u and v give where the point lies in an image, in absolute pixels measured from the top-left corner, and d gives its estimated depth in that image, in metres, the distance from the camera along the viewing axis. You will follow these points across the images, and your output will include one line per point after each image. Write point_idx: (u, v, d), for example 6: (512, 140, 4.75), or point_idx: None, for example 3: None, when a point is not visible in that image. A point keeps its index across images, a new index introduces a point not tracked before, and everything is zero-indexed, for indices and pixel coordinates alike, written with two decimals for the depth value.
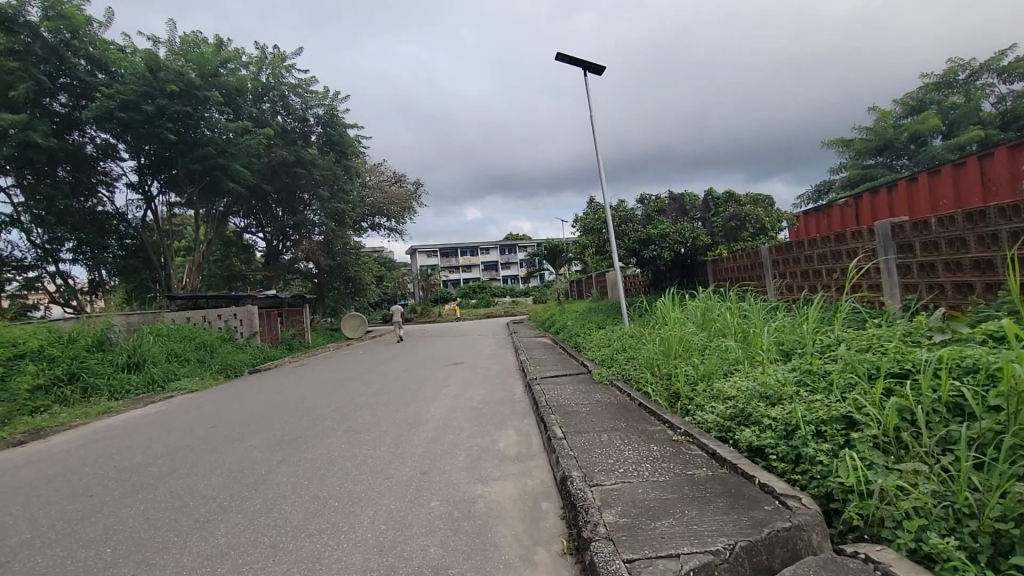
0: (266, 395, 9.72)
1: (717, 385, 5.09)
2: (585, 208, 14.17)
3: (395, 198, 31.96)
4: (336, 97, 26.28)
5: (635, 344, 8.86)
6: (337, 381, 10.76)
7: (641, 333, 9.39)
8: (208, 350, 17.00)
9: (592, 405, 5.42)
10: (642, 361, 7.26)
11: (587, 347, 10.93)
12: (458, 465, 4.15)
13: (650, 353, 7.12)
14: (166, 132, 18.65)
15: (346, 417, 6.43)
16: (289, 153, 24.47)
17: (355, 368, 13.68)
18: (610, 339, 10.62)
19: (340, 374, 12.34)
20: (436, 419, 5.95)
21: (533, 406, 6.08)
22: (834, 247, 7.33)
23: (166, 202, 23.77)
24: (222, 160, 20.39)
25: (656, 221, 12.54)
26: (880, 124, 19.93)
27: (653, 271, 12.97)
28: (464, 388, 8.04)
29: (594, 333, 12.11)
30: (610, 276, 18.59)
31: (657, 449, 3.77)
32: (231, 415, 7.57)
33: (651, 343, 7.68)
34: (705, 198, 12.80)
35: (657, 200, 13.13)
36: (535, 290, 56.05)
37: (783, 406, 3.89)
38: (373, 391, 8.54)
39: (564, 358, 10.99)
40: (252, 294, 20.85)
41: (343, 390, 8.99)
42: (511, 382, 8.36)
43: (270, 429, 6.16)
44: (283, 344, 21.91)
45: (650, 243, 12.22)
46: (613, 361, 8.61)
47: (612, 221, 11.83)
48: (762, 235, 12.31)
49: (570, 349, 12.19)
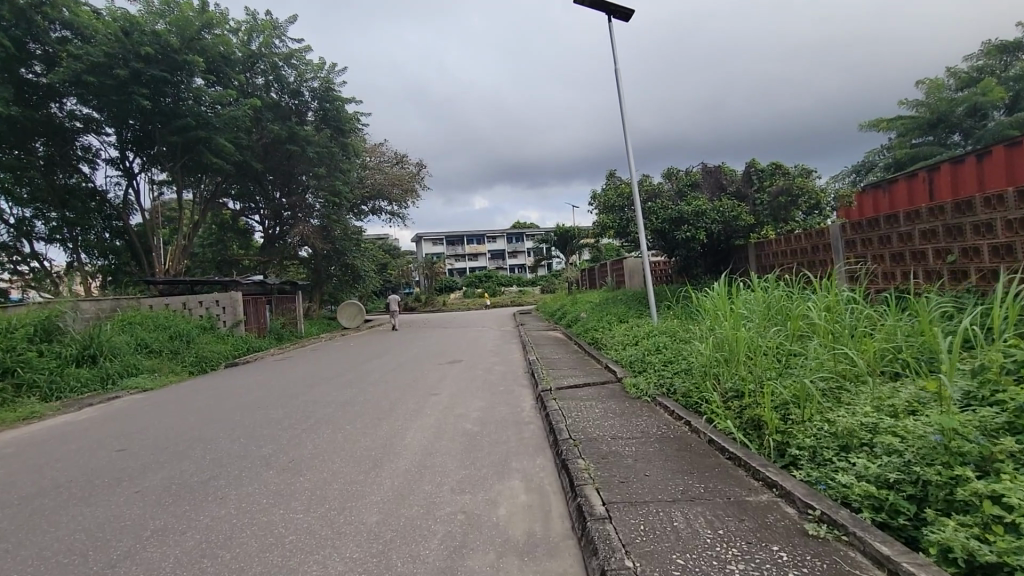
0: (222, 397, 8.03)
1: (838, 419, 3.33)
2: (603, 184, 12.35)
3: (397, 180, 30.15)
4: (332, 69, 24.49)
5: (675, 345, 7.07)
6: (313, 381, 9.09)
7: (680, 331, 7.62)
8: (183, 342, 15.41)
9: (635, 440, 3.67)
10: (694, 370, 5.47)
11: (608, 347, 9.14)
12: (428, 561, 2.48)
13: (704, 359, 5.34)
14: (139, 99, 16.90)
15: (294, 443, 4.73)
16: (281, 129, 22.80)
17: (340, 363, 12.04)
18: (637, 336, 8.83)
19: (320, 371, 10.70)
20: (412, 451, 4.25)
21: (549, 435, 4.32)
22: (946, 221, 5.54)
23: (148, 180, 22.20)
24: (204, 133, 18.68)
25: (689, 197, 10.73)
26: (933, 97, 17.81)
27: (683, 256, 11.20)
28: (459, 398, 6.35)
29: (616, 328, 10.33)
30: (632, 263, 16.75)
31: (792, 565, 2.02)
32: (159, 428, 5.90)
33: (700, 344, 5.90)
34: (747, 170, 10.95)
35: (690, 173, 11.30)
36: (543, 279, 54.12)
37: (1018, 481, 2.17)
38: (345, 398, 6.85)
39: (581, 357, 9.29)
40: (237, 279, 19.10)
41: (311, 396, 7.31)
42: (517, 390, 6.63)
43: (185, 460, 4.47)
44: (272, 335, 20.25)
45: (682, 223, 10.42)
46: (647, 367, 6.85)
47: (638, 197, 10.03)
48: (816, 213, 10.45)
49: (586, 346, 10.48)
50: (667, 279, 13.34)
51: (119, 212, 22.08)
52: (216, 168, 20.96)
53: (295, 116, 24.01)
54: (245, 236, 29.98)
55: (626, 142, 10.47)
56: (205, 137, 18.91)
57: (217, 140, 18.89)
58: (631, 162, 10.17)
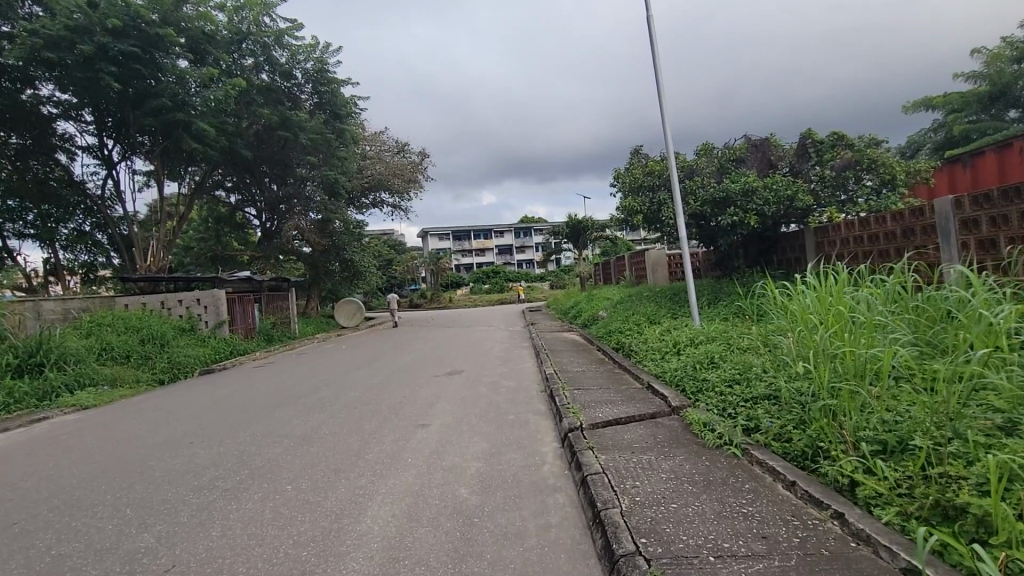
0: (162, 421, 6.42)
1: None
2: (627, 162, 10.67)
3: (398, 170, 28.45)
4: (326, 49, 22.86)
5: (745, 361, 5.36)
6: (280, 396, 7.45)
7: (749, 344, 5.89)
8: (156, 346, 13.86)
9: (763, 564, 2.01)
10: (798, 404, 3.78)
11: (641, 355, 7.43)
12: None
13: (817, 388, 3.64)
14: (108, 77, 15.20)
15: (196, 527, 3.08)
16: (273, 113, 21.29)
17: (324, 371, 10.42)
18: (678, 343, 7.13)
19: (295, 381, 9.03)
20: (364, 553, 2.59)
21: (592, 522, 2.65)
22: None
23: (128, 168, 20.60)
24: (181, 115, 17.08)
25: (733, 173, 9.02)
26: (994, 67, 15.79)
27: (726, 245, 9.48)
28: (454, 432, 4.68)
29: (647, 331, 8.61)
30: (657, 256, 14.99)
31: None
32: (42, 481, 4.30)
33: (797, 362, 4.18)
34: (802, 142, 9.19)
35: (732, 148, 9.58)
36: (553, 274, 52.19)
37: None
38: (303, 429, 5.19)
39: (610, 367, 7.61)
40: (221, 276, 17.47)
41: (265, 422, 5.68)
42: (532, 417, 4.96)
43: (13, 560, 2.86)
44: (262, 336, 18.56)
45: (727, 204, 8.71)
46: (707, 387, 5.17)
47: (675, 171, 8.26)
48: (889, 191, 8.69)
49: (612, 352, 8.78)
50: (704, 273, 11.59)
51: (97, 204, 20.04)
52: (201, 155, 19.39)
53: (288, 102, 22.48)
54: (240, 231, 28.47)
55: (660, 108, 8.80)
56: (183, 120, 17.31)
57: (196, 123, 17.31)
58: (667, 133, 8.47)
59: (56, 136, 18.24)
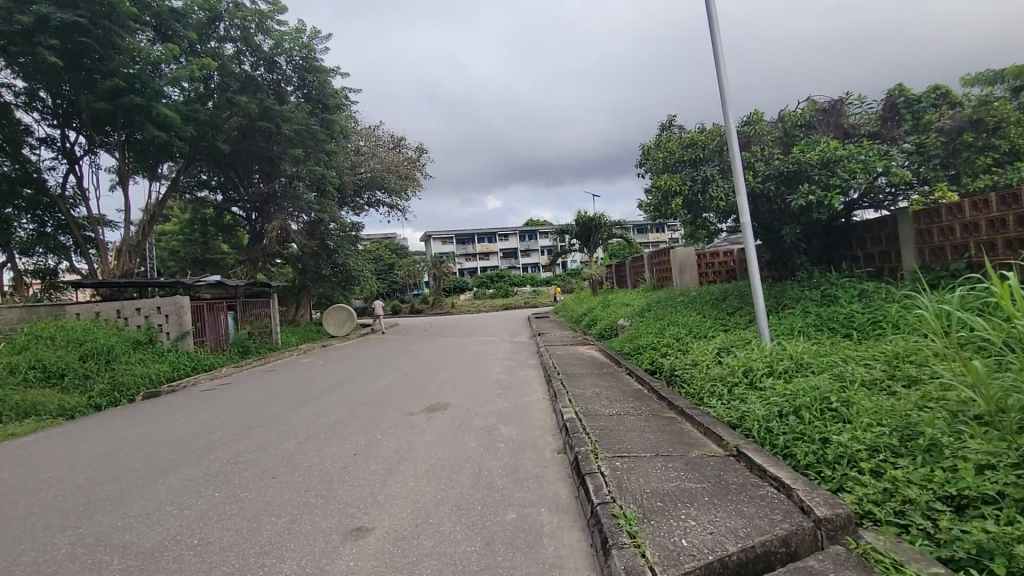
0: (3, 488, 4.38)
1: None
2: (657, 136, 8.62)
3: (393, 166, 26.42)
4: (315, 35, 20.71)
5: (906, 414, 3.34)
6: (191, 443, 5.35)
7: (895, 389, 3.85)
8: (100, 364, 11.76)
9: None
10: None
11: (694, 386, 5.33)
12: None
13: None
14: (46, 51, 13.53)
15: None
16: (251, 103, 19.21)
17: (281, 396, 8.35)
18: (751, 368, 5.06)
19: (232, 414, 6.98)
20: None
21: None
22: None
23: (92, 164, 18.74)
24: (140, 99, 15.25)
25: (804, 140, 6.91)
26: None
27: (792, 235, 7.37)
28: (406, 556, 2.57)
29: (693, 350, 6.45)
30: (685, 254, 12.91)
31: None
32: None
33: None
34: (893, 100, 7.03)
35: (798, 111, 7.44)
36: (560, 278, 49.86)
37: None
38: (161, 534, 3.09)
39: (646, 394, 5.52)
40: (187, 281, 15.36)
41: (129, 507, 3.62)
42: (550, 518, 2.85)
43: None
44: (235, 348, 16.51)
45: (800, 181, 6.63)
46: (844, 459, 3.10)
47: (734, 132, 6.07)
48: (1015, 161, 6.56)
49: (644, 374, 6.70)
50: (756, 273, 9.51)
51: (58, 202, 18.12)
52: (169, 145, 17.62)
53: (273, 94, 20.45)
54: (226, 233, 26.53)
55: (716, 60, 6.78)
56: (143, 105, 15.49)
57: (157, 108, 15.43)
58: (724, 88, 6.42)
59: (12, 125, 16.37)
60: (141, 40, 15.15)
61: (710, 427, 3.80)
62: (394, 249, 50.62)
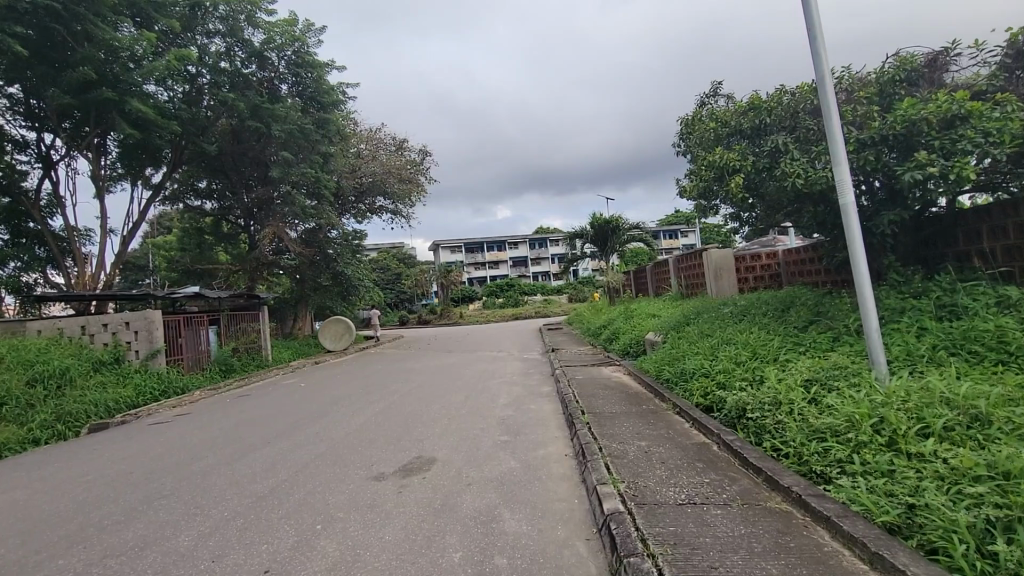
0: None
1: None
2: (703, 105, 6.99)
3: (395, 170, 24.89)
4: (307, 28, 19.35)
5: None
6: (55, 528, 3.71)
7: None
8: (50, 391, 10.16)
9: None
10: None
11: (791, 442, 3.61)
12: None
13: None
14: (8, 38, 12.30)
15: None
16: (240, 100, 17.82)
17: (236, 433, 6.74)
18: (884, 415, 3.36)
19: (157, 463, 5.37)
20: None
21: None
22: None
23: (69, 169, 17.36)
24: (110, 93, 13.84)
25: (909, 98, 5.21)
26: None
27: (888, 226, 5.60)
28: None
29: (766, 381, 4.70)
30: (722, 257, 11.44)
31: None
32: None
33: None
34: (1017, 46, 5.13)
35: (891, 64, 5.64)
36: (572, 286, 48.10)
37: None
38: None
39: (718, 448, 3.80)
40: (162, 294, 13.76)
41: None
42: None
43: None
44: (217, 366, 14.93)
45: (909, 149, 4.91)
46: None
47: (828, 77, 4.37)
48: None
49: (697, 410, 5.00)
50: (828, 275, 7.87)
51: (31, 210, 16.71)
52: (149, 145, 16.29)
53: (265, 92, 19.12)
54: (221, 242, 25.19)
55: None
56: (114, 99, 14.08)
57: (130, 102, 14.02)
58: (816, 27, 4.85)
59: None
60: (123, 31, 13.95)
61: (877, 553, 2.09)
62: (402, 258, 49.39)
